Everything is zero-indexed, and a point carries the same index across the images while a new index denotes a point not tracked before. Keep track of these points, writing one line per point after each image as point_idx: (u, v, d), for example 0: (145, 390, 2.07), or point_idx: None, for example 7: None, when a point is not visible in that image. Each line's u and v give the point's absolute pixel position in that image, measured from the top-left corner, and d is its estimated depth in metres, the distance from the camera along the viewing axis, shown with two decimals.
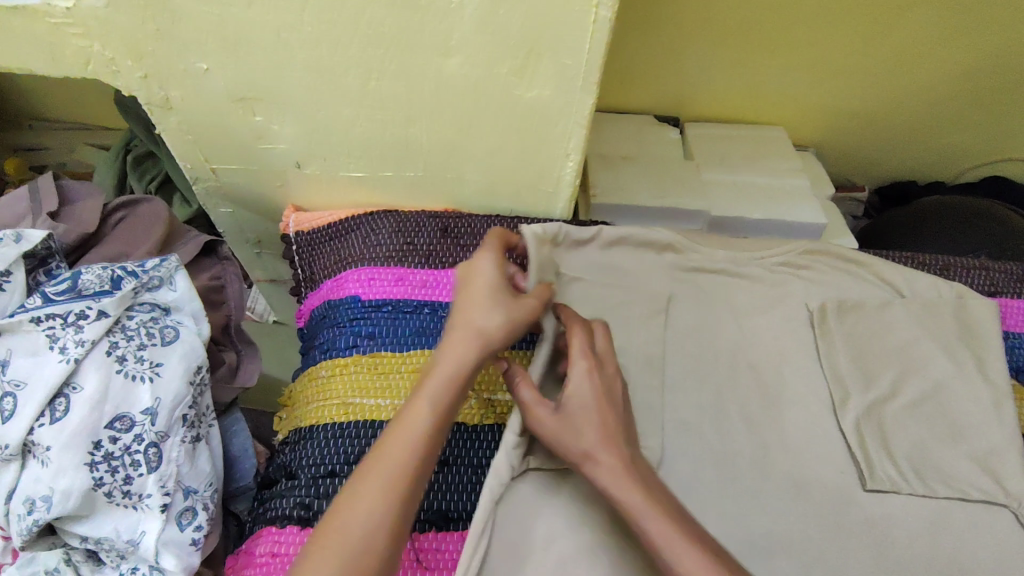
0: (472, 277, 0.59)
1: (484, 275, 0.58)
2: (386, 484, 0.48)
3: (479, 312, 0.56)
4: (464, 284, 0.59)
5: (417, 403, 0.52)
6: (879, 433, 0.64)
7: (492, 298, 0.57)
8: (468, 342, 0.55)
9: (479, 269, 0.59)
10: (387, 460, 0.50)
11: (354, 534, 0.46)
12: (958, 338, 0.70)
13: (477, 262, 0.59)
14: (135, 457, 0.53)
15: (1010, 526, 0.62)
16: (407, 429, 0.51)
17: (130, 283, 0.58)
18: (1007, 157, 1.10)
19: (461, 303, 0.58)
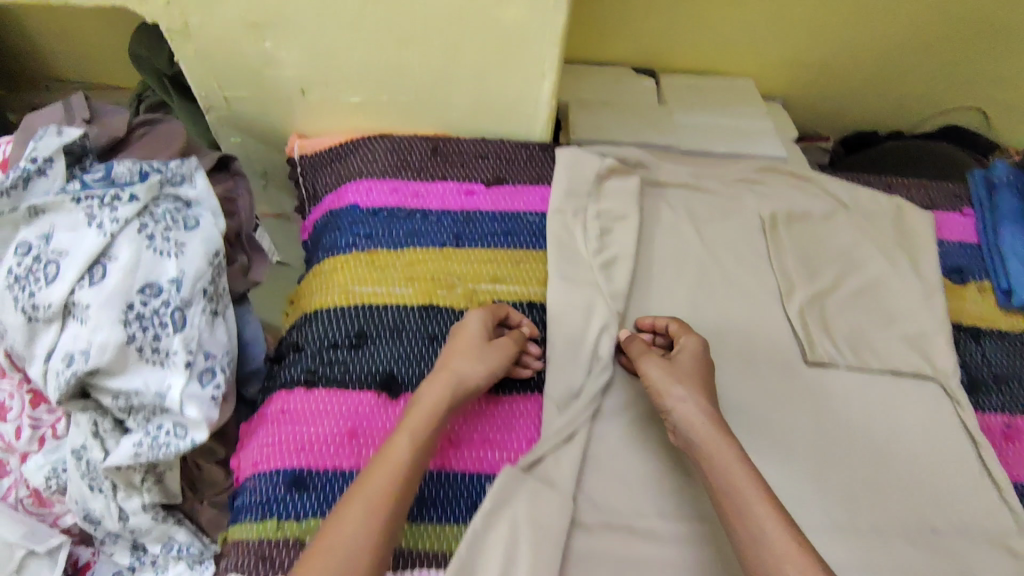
0: (462, 330, 0.65)
1: (471, 329, 0.64)
2: (370, 501, 0.52)
3: (465, 360, 0.62)
4: (453, 336, 0.64)
5: (400, 434, 0.57)
6: (821, 318, 0.72)
7: (476, 350, 0.62)
8: (446, 385, 0.60)
9: (467, 324, 0.65)
10: (371, 484, 0.53)
11: (340, 547, 0.49)
12: (896, 242, 0.78)
13: (470, 319, 0.65)
14: (163, 319, 0.61)
15: (936, 394, 0.69)
16: (390, 457, 0.55)
17: (156, 176, 0.66)
18: (956, 108, 1.19)
19: (448, 351, 0.63)
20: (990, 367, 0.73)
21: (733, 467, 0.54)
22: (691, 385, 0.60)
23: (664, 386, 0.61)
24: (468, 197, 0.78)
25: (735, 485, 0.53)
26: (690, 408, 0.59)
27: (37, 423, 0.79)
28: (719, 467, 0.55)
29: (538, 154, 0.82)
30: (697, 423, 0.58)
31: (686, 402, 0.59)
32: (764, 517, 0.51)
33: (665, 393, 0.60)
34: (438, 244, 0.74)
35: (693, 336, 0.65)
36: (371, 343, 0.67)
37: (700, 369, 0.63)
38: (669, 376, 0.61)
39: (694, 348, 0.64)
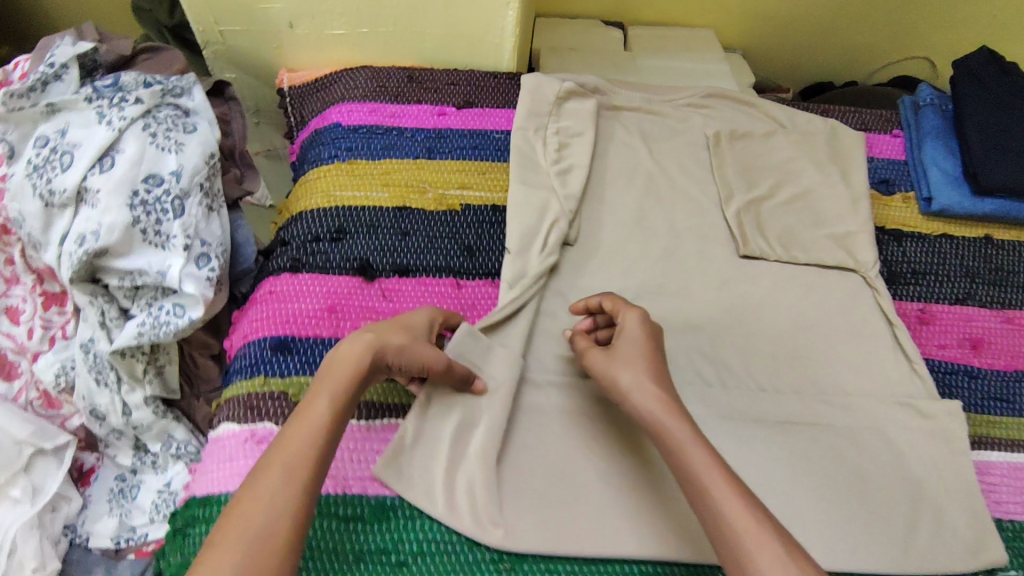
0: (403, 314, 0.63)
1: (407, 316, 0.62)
2: (283, 471, 0.50)
3: (395, 335, 0.59)
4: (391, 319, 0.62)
5: (318, 395, 0.55)
6: (756, 219, 0.80)
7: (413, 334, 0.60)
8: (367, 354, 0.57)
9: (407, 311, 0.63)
10: (286, 454, 0.51)
11: (258, 515, 0.47)
12: (829, 156, 0.86)
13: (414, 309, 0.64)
14: (163, 206, 0.70)
15: (856, 283, 0.77)
16: (305, 428, 0.53)
17: (159, 85, 0.75)
18: (904, 58, 1.27)
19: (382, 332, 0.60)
20: (909, 263, 0.81)
21: (690, 451, 0.53)
22: (637, 368, 0.58)
23: (614, 375, 0.59)
24: (440, 117, 0.86)
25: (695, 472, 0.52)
26: (642, 397, 0.56)
27: (48, 324, 0.87)
28: (685, 462, 0.53)
29: (504, 82, 0.90)
30: (651, 413, 0.56)
31: (639, 391, 0.57)
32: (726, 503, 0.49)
33: (618, 386, 0.58)
34: (412, 155, 0.82)
35: (632, 310, 0.63)
36: (349, 237, 0.75)
37: (646, 350, 0.60)
38: (616, 367, 0.59)
39: (635, 322, 0.62)
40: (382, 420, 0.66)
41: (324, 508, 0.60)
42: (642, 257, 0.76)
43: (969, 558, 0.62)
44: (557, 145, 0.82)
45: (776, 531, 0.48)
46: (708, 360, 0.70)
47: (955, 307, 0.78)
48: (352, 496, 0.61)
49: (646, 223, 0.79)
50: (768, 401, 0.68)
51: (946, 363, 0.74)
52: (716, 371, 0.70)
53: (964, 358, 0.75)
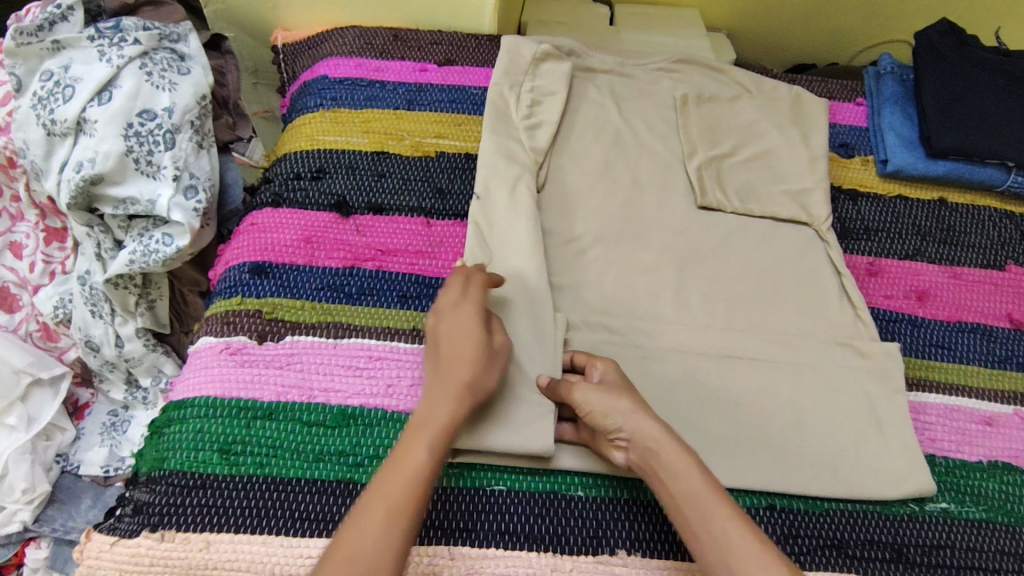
0: (450, 317, 0.62)
1: (458, 319, 0.62)
2: (386, 509, 0.51)
3: (469, 366, 0.59)
4: (446, 340, 0.61)
5: (417, 438, 0.55)
6: (716, 174, 0.84)
7: (479, 360, 0.60)
8: (457, 397, 0.58)
9: (451, 315, 0.62)
10: (386, 490, 0.52)
11: (362, 553, 0.49)
12: (791, 120, 0.90)
13: (468, 324, 0.61)
14: (156, 138, 0.75)
15: (808, 235, 0.81)
16: (407, 468, 0.53)
17: (157, 31, 0.80)
18: (882, 42, 1.31)
19: (448, 360, 0.60)
20: (862, 220, 0.84)
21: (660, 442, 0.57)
22: (630, 397, 0.60)
23: (607, 406, 0.60)
24: (422, 73, 0.91)
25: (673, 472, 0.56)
26: (641, 421, 0.58)
27: (48, 260, 0.92)
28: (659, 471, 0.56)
29: (485, 43, 0.94)
30: (648, 433, 0.58)
31: (633, 415, 0.59)
32: (713, 507, 0.54)
33: (609, 409, 0.59)
34: (393, 106, 0.87)
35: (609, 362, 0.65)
36: (329, 177, 0.80)
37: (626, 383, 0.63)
38: (604, 400, 0.60)
39: (614, 371, 0.64)
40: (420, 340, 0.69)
41: (290, 412, 0.64)
42: (606, 205, 0.81)
43: (897, 486, 0.65)
44: (530, 100, 0.86)
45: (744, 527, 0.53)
46: (659, 298, 0.74)
47: (904, 262, 0.81)
48: (317, 404, 0.64)
49: (612, 175, 0.83)
50: (715, 336, 0.72)
51: (891, 313, 0.77)
52: (666, 308, 0.74)
53: (909, 308, 0.77)
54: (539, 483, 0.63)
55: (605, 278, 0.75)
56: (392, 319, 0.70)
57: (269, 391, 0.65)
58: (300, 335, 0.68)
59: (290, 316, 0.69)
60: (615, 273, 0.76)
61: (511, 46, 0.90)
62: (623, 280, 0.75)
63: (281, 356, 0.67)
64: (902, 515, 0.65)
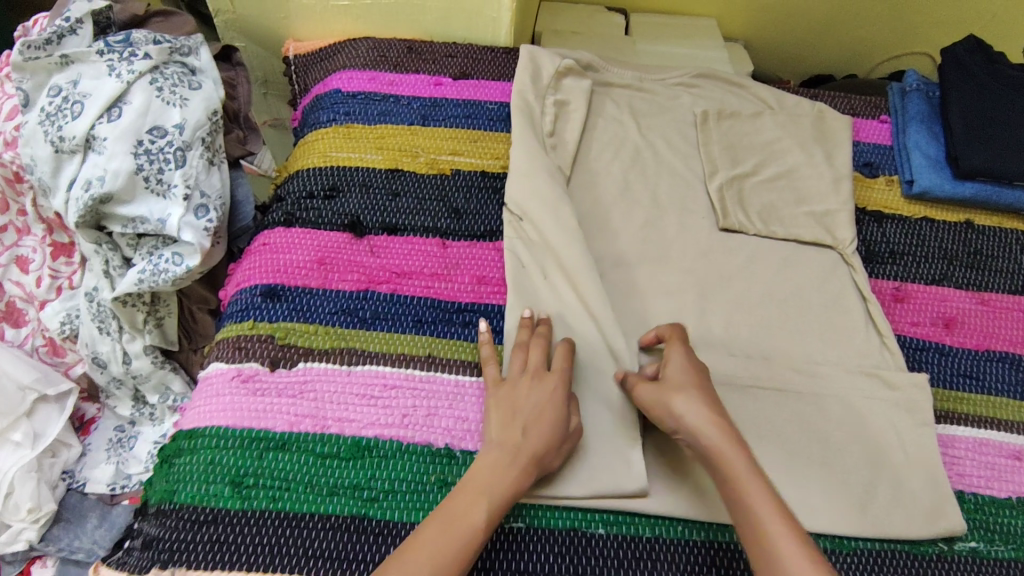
0: (529, 391, 0.62)
1: (539, 397, 0.62)
2: (431, 557, 0.52)
3: (546, 449, 0.60)
4: (529, 414, 0.61)
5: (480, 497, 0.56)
6: (738, 195, 0.82)
7: (556, 439, 0.60)
8: (527, 469, 0.58)
9: (532, 389, 0.62)
10: (437, 547, 0.52)
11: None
12: (814, 138, 0.88)
13: (551, 402, 0.62)
14: (166, 156, 0.73)
15: (833, 259, 0.79)
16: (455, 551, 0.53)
17: (167, 43, 0.78)
18: (902, 53, 1.29)
19: (527, 433, 0.59)
20: (888, 243, 0.82)
21: (737, 468, 0.56)
22: (687, 394, 0.61)
23: (663, 401, 0.61)
24: (436, 87, 0.89)
25: (748, 500, 0.54)
26: (694, 421, 0.59)
27: (55, 274, 0.90)
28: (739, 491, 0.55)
29: (501, 56, 0.92)
30: (704, 435, 0.58)
31: (687, 413, 0.60)
32: (770, 519, 0.53)
33: (665, 407, 0.61)
34: (407, 122, 0.85)
35: (677, 342, 0.65)
36: (343, 195, 0.78)
37: (693, 380, 0.62)
38: (662, 395, 0.61)
39: (680, 358, 0.64)
40: (444, 371, 0.67)
41: (302, 443, 0.62)
42: (627, 227, 0.79)
43: (927, 524, 0.63)
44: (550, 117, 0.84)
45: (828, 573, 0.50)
46: (681, 324, 0.72)
47: (931, 287, 0.79)
48: (330, 435, 0.63)
49: (636, 195, 0.81)
50: (739, 365, 0.70)
51: (918, 340, 0.75)
52: (690, 335, 0.72)
53: (937, 336, 0.75)
54: (560, 520, 0.61)
55: (624, 305, 0.73)
56: (408, 345, 0.69)
57: (281, 420, 0.63)
58: (313, 361, 0.67)
59: (303, 341, 0.68)
60: (637, 298, 0.74)
61: (528, 59, 0.88)
62: (644, 304, 0.74)
63: (294, 384, 0.65)
64: (930, 555, 0.63)
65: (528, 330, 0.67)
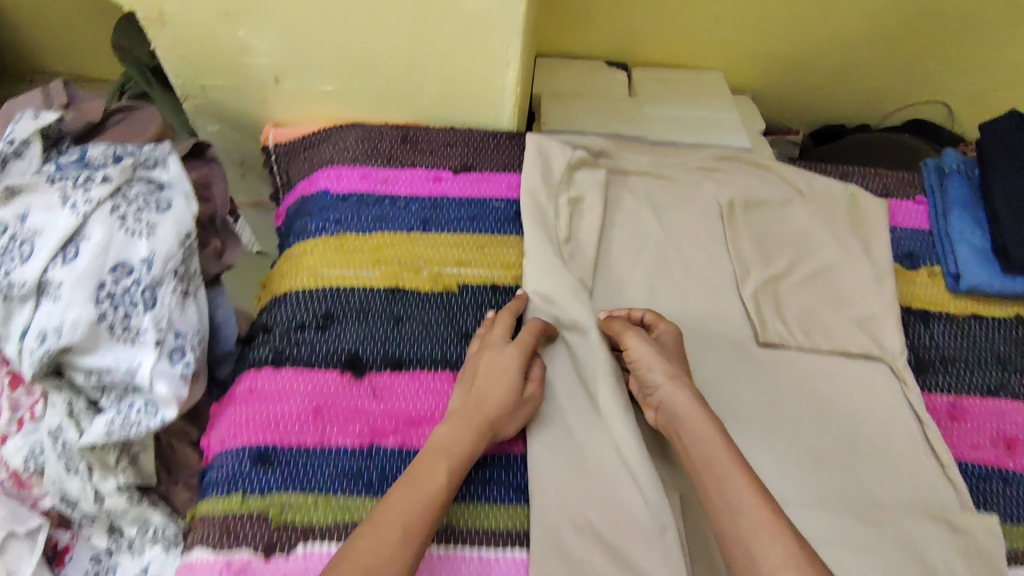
0: (489, 358, 0.65)
1: (498, 361, 0.64)
2: None
3: (499, 411, 0.61)
4: (485, 381, 0.63)
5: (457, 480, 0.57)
6: (775, 300, 0.75)
7: (511, 400, 0.62)
8: (480, 434, 0.60)
9: (491, 356, 0.65)
10: None
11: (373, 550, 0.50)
12: (849, 227, 0.80)
13: (507, 366, 0.64)
14: (134, 298, 0.63)
15: (884, 375, 0.72)
16: None
17: (129, 159, 0.68)
18: (918, 102, 1.22)
19: (477, 396, 0.62)
20: (938, 349, 0.76)
21: (712, 442, 0.57)
22: (671, 364, 0.63)
23: (651, 364, 0.63)
24: (436, 183, 0.80)
25: (719, 476, 0.54)
26: (677, 390, 0.61)
27: (15, 406, 0.79)
28: (711, 465, 0.55)
29: (504, 143, 0.84)
30: (681, 406, 0.60)
31: (673, 382, 0.62)
32: (736, 484, 0.53)
33: (652, 369, 0.63)
34: (405, 227, 0.76)
35: (669, 324, 0.68)
36: (338, 324, 0.69)
37: (680, 356, 0.66)
38: (649, 365, 0.64)
39: (672, 335, 0.67)
40: (464, 545, 0.59)
41: None
42: None
43: None
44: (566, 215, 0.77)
45: (798, 549, 0.49)
46: None
47: (987, 400, 0.73)
48: None
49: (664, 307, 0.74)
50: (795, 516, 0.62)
51: (979, 467, 0.69)
52: None
53: (1000, 461, 0.69)
54: None
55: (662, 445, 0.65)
56: None
57: None
58: (314, 544, 0.58)
59: (301, 517, 0.59)
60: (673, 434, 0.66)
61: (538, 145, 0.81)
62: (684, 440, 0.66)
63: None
64: None
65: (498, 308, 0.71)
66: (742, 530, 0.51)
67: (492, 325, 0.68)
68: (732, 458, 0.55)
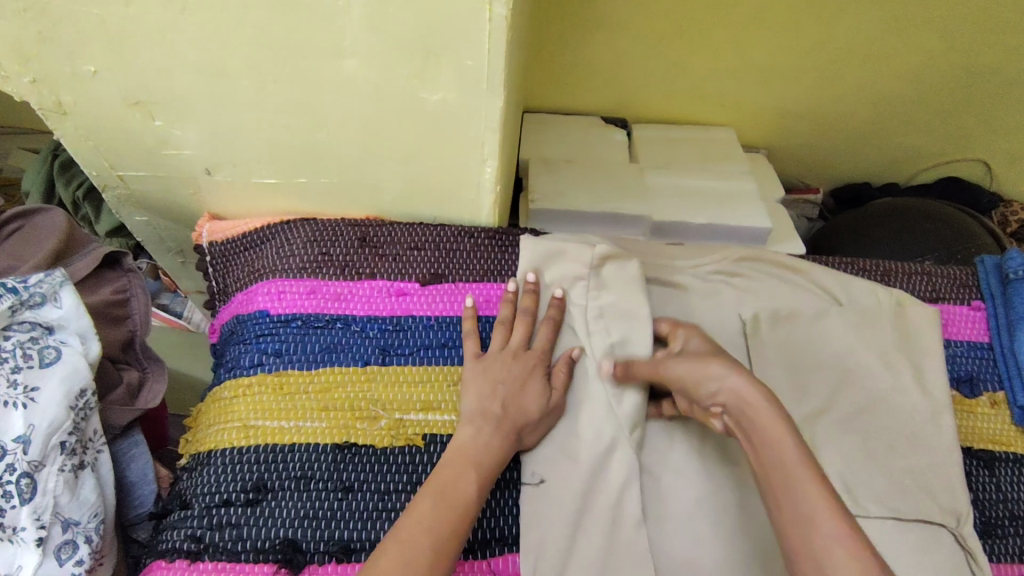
0: (508, 366, 0.61)
1: (520, 371, 0.60)
2: None
3: (521, 417, 0.58)
4: (506, 388, 0.59)
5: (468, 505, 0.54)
6: (811, 448, 0.62)
7: (531, 411, 0.59)
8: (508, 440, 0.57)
9: (511, 364, 0.61)
10: None
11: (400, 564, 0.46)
12: (897, 348, 0.67)
13: (529, 377, 0.60)
14: (5, 487, 0.50)
15: (950, 548, 0.58)
16: None
17: (7, 300, 0.54)
18: (953, 160, 1.10)
19: (502, 400, 0.58)
20: (1005, 504, 0.63)
21: (780, 444, 0.47)
22: (723, 357, 0.54)
23: (703, 366, 0.54)
24: (399, 299, 0.67)
25: (790, 482, 0.45)
26: (735, 379, 0.51)
27: None
28: (777, 471, 0.46)
29: (483, 243, 0.70)
30: (743, 393, 0.51)
31: (732, 377, 0.52)
32: (805, 485, 0.44)
33: (704, 374, 0.53)
34: (360, 361, 0.63)
35: (693, 329, 0.61)
36: (271, 496, 0.56)
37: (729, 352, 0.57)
38: (706, 362, 0.54)
39: (699, 338, 0.60)
40: None
41: None
42: (664, 511, 0.58)
43: None
44: (606, 334, 0.64)
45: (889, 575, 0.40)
46: None
47: None
48: None
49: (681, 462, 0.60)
50: None
51: None
52: None
53: None
54: None
55: None
56: None
57: None
58: None
59: None
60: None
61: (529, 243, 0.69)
62: None
63: None
64: None
65: (509, 304, 0.66)
66: (803, 526, 0.43)
67: (507, 327, 0.64)
68: (807, 464, 0.46)
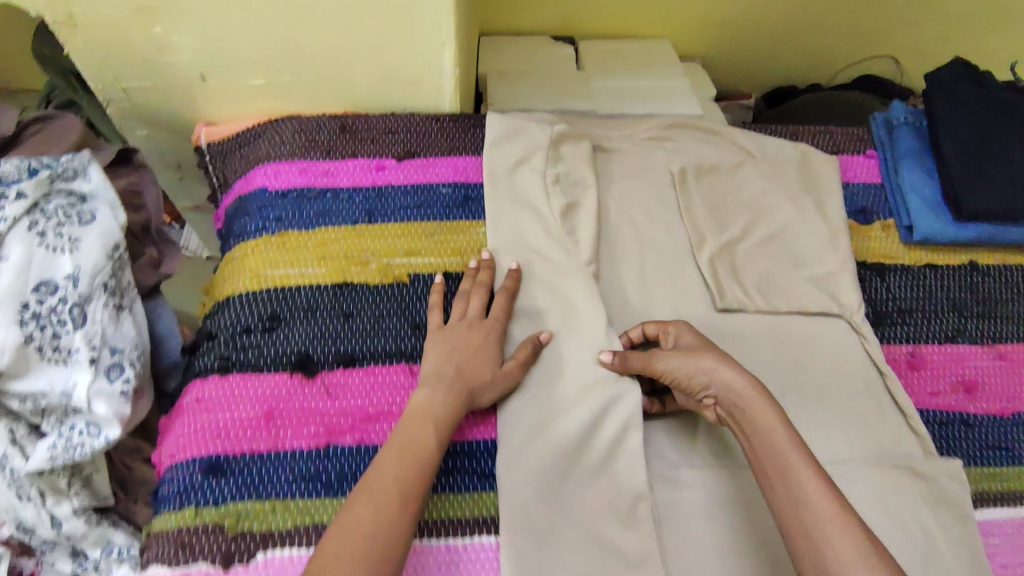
0: (467, 334, 0.65)
1: (475, 340, 0.65)
2: None
3: (476, 377, 0.62)
4: (459, 350, 0.63)
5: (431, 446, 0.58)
6: (731, 266, 0.74)
7: (486, 368, 0.63)
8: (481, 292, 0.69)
9: (469, 333, 0.65)
10: None
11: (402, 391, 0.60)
12: (801, 187, 0.80)
13: (483, 346, 0.65)
14: (61, 316, 0.61)
15: (843, 330, 0.72)
16: None
17: (45, 172, 0.64)
18: (865, 58, 1.23)
19: (457, 361, 0.63)
20: (894, 301, 0.75)
21: (773, 432, 0.55)
22: (715, 353, 0.61)
23: (692, 363, 0.60)
24: (379, 172, 0.77)
25: (787, 471, 0.53)
26: (727, 375, 0.59)
27: None
28: (773, 457, 0.54)
29: (448, 125, 0.82)
30: (736, 386, 0.58)
31: (720, 369, 0.59)
32: (800, 471, 0.53)
33: (695, 368, 0.60)
34: (350, 221, 0.74)
35: (680, 324, 0.66)
36: (285, 324, 0.67)
37: (714, 347, 0.63)
38: (686, 359, 0.61)
39: (689, 331, 0.65)
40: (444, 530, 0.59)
41: None
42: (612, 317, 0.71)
43: None
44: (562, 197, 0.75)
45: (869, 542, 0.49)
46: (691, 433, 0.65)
47: (947, 346, 0.73)
48: None
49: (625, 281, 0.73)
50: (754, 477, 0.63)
51: (940, 413, 0.70)
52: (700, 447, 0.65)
53: (960, 405, 0.70)
54: None
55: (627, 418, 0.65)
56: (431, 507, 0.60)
57: None
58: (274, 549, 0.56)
59: (257, 525, 0.57)
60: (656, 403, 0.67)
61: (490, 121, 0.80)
62: (655, 408, 0.66)
63: None
64: None
65: (471, 276, 0.70)
66: (798, 504, 0.52)
67: (467, 301, 0.68)
68: (798, 450, 0.54)
